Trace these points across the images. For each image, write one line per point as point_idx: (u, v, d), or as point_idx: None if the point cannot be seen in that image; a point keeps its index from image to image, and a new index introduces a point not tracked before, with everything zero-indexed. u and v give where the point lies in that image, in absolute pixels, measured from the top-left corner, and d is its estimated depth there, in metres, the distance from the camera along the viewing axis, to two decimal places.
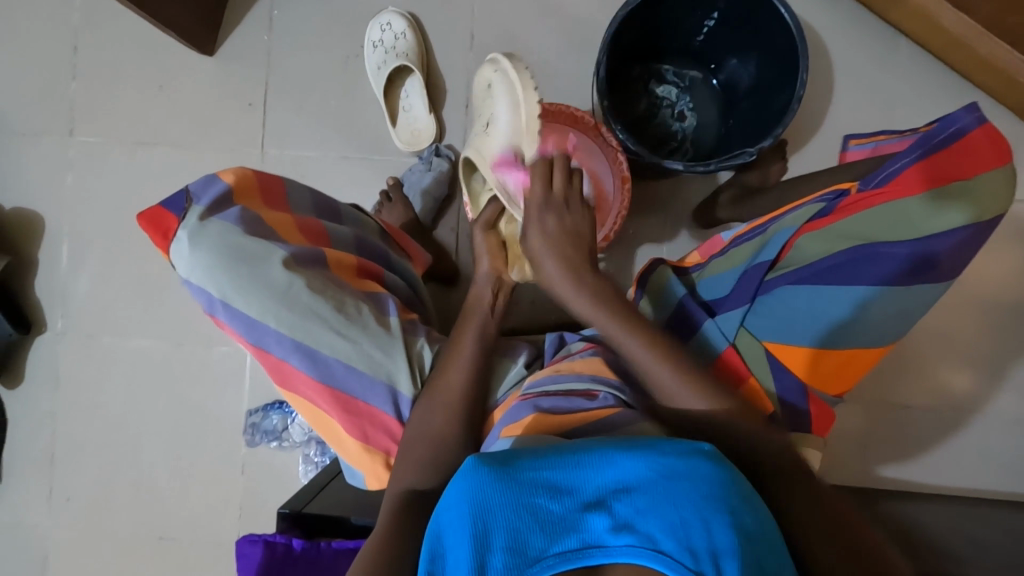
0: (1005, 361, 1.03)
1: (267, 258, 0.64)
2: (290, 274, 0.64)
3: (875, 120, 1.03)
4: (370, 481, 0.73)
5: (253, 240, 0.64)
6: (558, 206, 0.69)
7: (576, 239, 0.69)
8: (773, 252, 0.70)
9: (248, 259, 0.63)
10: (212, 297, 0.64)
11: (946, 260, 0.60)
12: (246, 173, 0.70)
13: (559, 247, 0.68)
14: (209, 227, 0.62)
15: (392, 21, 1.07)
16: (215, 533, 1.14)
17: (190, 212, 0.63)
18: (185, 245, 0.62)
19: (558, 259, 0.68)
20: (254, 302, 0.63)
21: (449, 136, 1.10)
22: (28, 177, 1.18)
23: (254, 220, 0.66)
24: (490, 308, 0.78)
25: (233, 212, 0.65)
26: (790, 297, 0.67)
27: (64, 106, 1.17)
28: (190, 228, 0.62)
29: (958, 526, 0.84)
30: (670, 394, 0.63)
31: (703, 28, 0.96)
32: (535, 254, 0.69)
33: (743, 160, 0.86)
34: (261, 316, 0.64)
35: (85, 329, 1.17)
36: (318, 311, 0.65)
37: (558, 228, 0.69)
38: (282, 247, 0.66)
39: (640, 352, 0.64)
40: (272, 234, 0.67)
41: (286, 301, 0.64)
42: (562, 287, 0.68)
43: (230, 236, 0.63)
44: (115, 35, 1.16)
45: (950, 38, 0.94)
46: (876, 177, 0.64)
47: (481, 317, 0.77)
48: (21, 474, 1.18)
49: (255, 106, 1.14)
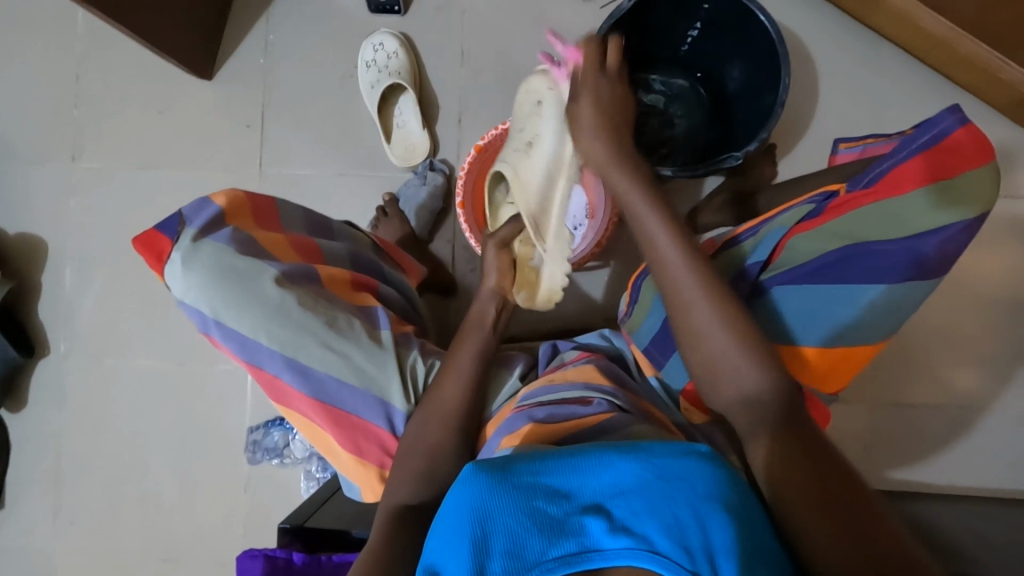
0: (1006, 356, 1.03)
1: (259, 276, 0.65)
2: (281, 291, 0.65)
3: (863, 122, 1.05)
4: (367, 494, 0.74)
5: (244, 259, 0.65)
6: (610, 77, 0.71)
7: (618, 111, 0.70)
8: (767, 250, 0.69)
9: (240, 278, 0.64)
10: (206, 316, 0.65)
11: (936, 255, 0.60)
12: (238, 195, 0.72)
13: (606, 110, 0.69)
14: (201, 248, 0.64)
15: (385, 42, 1.10)
16: (219, 553, 1.14)
17: (182, 235, 0.65)
18: (178, 267, 0.64)
19: (603, 125, 0.69)
20: (246, 320, 0.65)
21: (443, 150, 1.12)
22: (32, 203, 1.20)
23: (247, 240, 0.68)
24: (490, 326, 0.77)
25: (225, 233, 0.67)
26: (791, 299, 0.67)
27: (68, 133, 1.20)
28: (183, 250, 0.64)
29: (965, 524, 0.84)
30: (684, 288, 0.61)
31: (687, 37, 0.99)
32: (577, 120, 0.70)
33: (730, 164, 0.88)
34: (253, 334, 0.65)
35: (88, 351, 1.18)
36: (310, 326, 0.66)
37: (606, 99, 0.70)
38: (273, 265, 0.67)
39: (660, 231, 0.64)
40: (265, 252, 0.69)
41: (277, 318, 0.65)
42: (601, 163, 0.69)
43: (221, 256, 0.64)
44: (117, 63, 1.19)
45: (932, 40, 0.95)
46: (864, 177, 0.64)
47: (478, 336, 0.76)
48: (25, 498, 1.18)
49: (253, 127, 1.16)
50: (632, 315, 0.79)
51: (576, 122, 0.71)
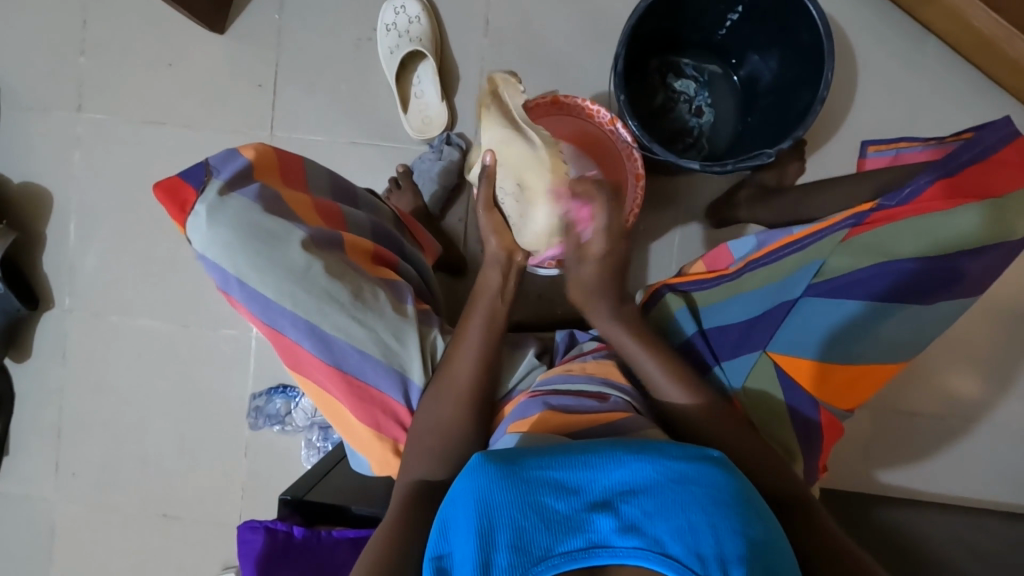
0: (1015, 370, 1.01)
1: (287, 238, 0.63)
2: (308, 256, 0.63)
3: (898, 123, 1.01)
4: (376, 467, 0.74)
5: (271, 218, 0.63)
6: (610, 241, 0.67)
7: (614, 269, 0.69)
8: (808, 274, 0.67)
9: (268, 237, 0.61)
10: (228, 274, 0.62)
11: (972, 275, 0.60)
12: (265, 150, 0.70)
13: (605, 274, 0.68)
14: (228, 203, 0.61)
15: (406, 4, 1.05)
16: (219, 513, 1.16)
17: (208, 185, 0.62)
18: (203, 220, 0.61)
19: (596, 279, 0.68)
20: (270, 282, 0.62)
21: (460, 124, 1.09)
22: (36, 153, 1.17)
23: (273, 198, 0.66)
24: (501, 293, 0.72)
25: (252, 189, 0.64)
26: (817, 319, 0.66)
27: (73, 82, 1.16)
28: (209, 203, 0.61)
29: (957, 536, 0.85)
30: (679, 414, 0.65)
31: (724, 22, 0.93)
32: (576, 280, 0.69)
33: (761, 161, 0.83)
34: (276, 297, 0.63)
35: (93, 309, 1.17)
36: (335, 295, 0.65)
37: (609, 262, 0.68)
38: (301, 228, 0.65)
39: (653, 367, 0.66)
40: (291, 213, 0.66)
41: (303, 283, 0.63)
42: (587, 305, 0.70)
43: (250, 213, 0.62)
44: (125, 11, 1.14)
45: (982, 40, 0.90)
46: (900, 194, 0.61)
47: (485, 309, 0.72)
48: (29, 448, 1.20)
49: (264, 87, 1.12)
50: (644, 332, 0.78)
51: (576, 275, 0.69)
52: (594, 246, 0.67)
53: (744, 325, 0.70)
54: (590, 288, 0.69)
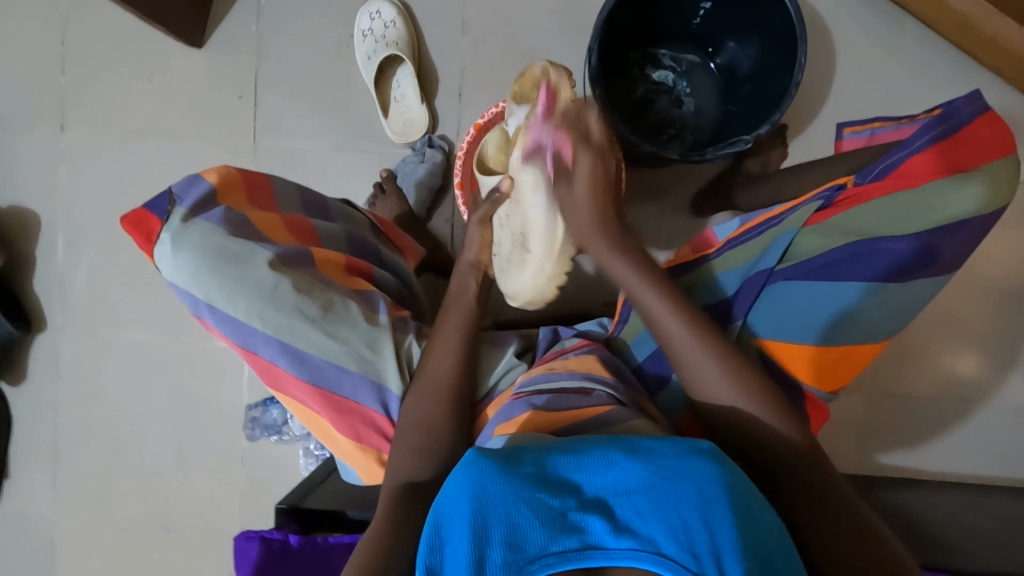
0: (1009, 345, 1.01)
1: (253, 258, 0.63)
2: (275, 274, 0.63)
3: (879, 104, 1.01)
4: (365, 477, 0.73)
5: (236, 240, 0.63)
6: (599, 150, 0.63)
7: (609, 185, 0.64)
8: (776, 256, 0.67)
9: (231, 258, 0.62)
10: (198, 299, 0.63)
11: (947, 256, 0.60)
12: (230, 172, 0.70)
13: (600, 199, 0.63)
14: (191, 228, 0.62)
15: (382, 9, 1.05)
16: (220, 525, 1.16)
17: (173, 214, 0.63)
18: (168, 247, 0.62)
19: (596, 215, 0.63)
20: (239, 303, 0.63)
21: (442, 126, 1.09)
22: (21, 174, 1.17)
23: (239, 220, 0.66)
24: (475, 298, 0.76)
25: (217, 212, 0.65)
26: (794, 296, 0.66)
27: (54, 101, 1.16)
28: (172, 230, 0.62)
29: (956, 513, 0.86)
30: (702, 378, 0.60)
31: (699, 10, 0.94)
32: (576, 203, 0.63)
33: (740, 147, 0.84)
34: (247, 318, 0.63)
35: (85, 326, 1.17)
36: (304, 311, 0.64)
37: (601, 175, 0.63)
38: (267, 247, 0.65)
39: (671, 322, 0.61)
40: (258, 233, 0.67)
41: (271, 302, 0.63)
42: (591, 245, 0.65)
43: (211, 237, 0.62)
44: (101, 28, 1.14)
45: (958, 19, 0.90)
46: (875, 169, 0.63)
47: (461, 307, 0.74)
48: (27, 468, 1.20)
49: (246, 97, 1.12)
50: (623, 334, 0.78)
51: (566, 202, 0.64)
52: (580, 166, 0.62)
53: (726, 304, 0.71)
54: (586, 223, 0.64)
